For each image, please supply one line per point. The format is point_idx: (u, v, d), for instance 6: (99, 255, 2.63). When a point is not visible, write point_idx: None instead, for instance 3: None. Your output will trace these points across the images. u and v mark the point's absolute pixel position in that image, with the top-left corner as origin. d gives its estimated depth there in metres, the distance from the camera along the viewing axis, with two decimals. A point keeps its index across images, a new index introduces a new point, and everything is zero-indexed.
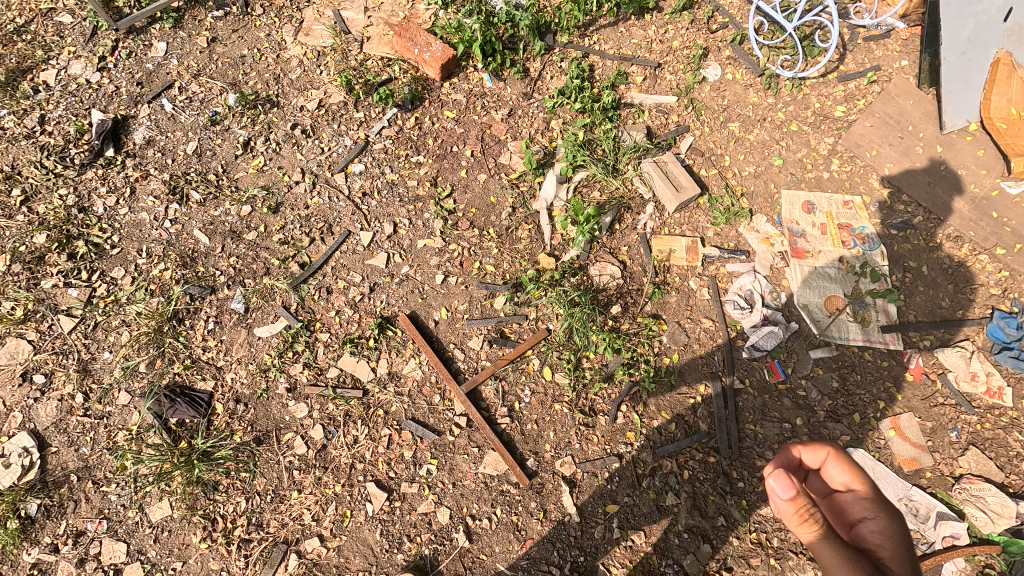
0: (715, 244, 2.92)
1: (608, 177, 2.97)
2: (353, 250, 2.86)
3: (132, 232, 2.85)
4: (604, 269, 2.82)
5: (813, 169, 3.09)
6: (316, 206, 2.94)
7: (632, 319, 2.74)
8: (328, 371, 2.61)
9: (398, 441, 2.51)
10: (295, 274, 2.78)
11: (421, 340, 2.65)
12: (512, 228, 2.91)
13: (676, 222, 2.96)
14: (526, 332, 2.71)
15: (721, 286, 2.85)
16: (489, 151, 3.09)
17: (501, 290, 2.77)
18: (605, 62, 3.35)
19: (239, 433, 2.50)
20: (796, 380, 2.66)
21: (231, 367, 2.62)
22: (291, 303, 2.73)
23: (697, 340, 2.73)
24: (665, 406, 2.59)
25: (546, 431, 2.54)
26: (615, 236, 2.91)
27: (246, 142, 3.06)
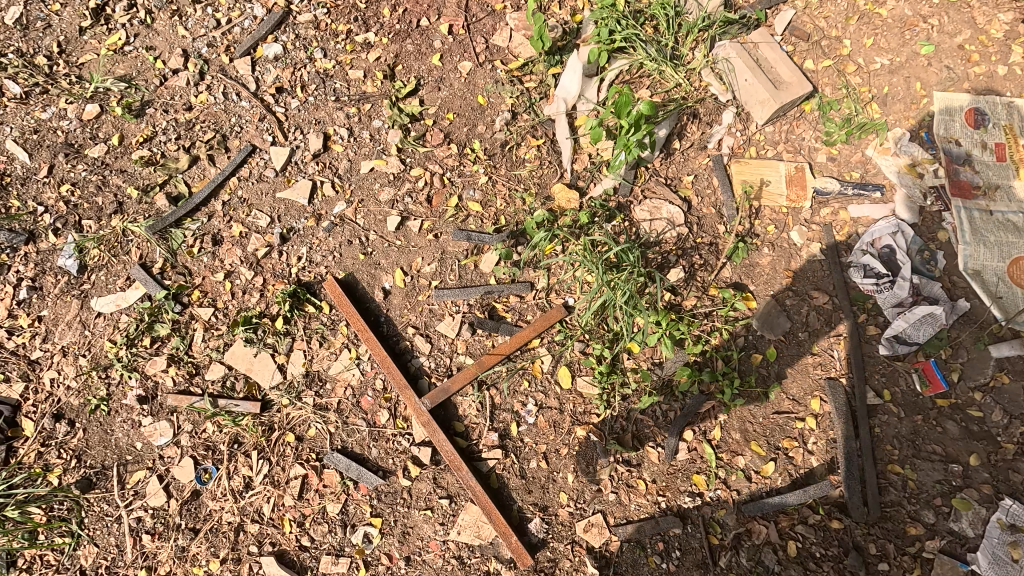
0: (830, 174, 1.86)
1: (664, 66, 1.87)
2: (258, 177, 1.80)
3: None
4: (656, 210, 1.77)
5: (982, 62, 1.87)
6: (204, 107, 1.88)
7: (701, 293, 1.70)
8: (206, 371, 1.60)
9: (317, 488, 1.52)
10: (161, 214, 1.74)
11: (357, 322, 1.62)
12: (511, 144, 1.85)
13: (768, 140, 1.89)
14: (530, 310, 1.68)
15: (841, 239, 1.78)
16: (477, 27, 1.97)
17: (491, 243, 1.72)
18: None
19: (58, 472, 1.53)
20: (966, 394, 1.60)
21: (52, 362, 1.61)
22: (153, 259, 1.70)
23: (805, 327, 1.69)
24: (756, 435, 1.57)
25: (561, 474, 1.55)
26: (674, 160, 1.85)
27: (98, 9, 1.96)
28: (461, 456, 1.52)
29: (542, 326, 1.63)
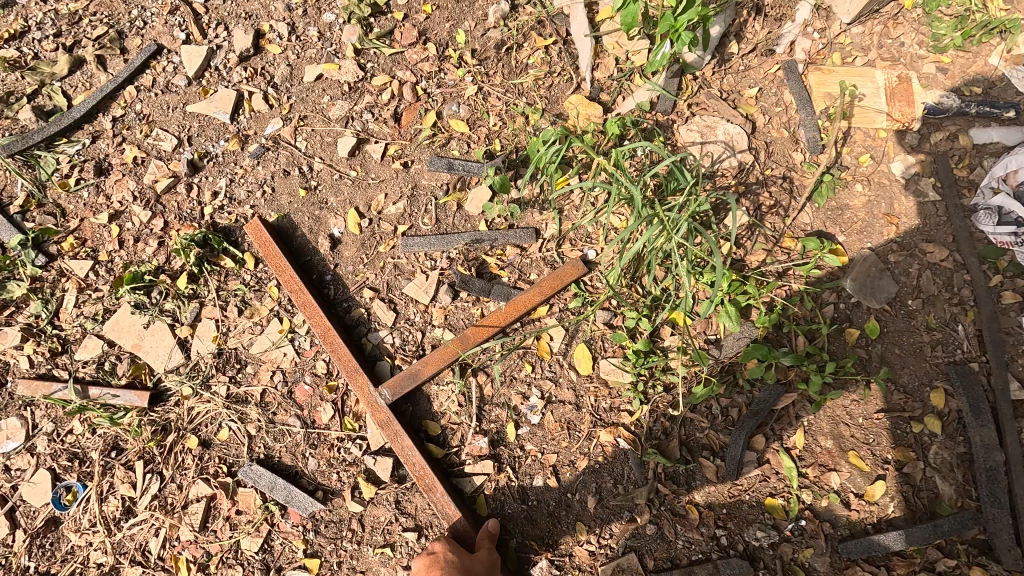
0: (944, 87, 1.36)
1: None
2: (163, 86, 1.32)
3: None
4: (709, 131, 1.29)
5: None
6: None
7: (771, 245, 1.23)
8: (77, 348, 1.13)
9: (227, 514, 1.05)
10: (27, 132, 1.26)
11: (292, 280, 1.14)
12: (510, 45, 1.36)
13: (856, 44, 1.40)
14: (535, 267, 1.21)
15: (961, 174, 1.30)
16: None
17: (480, 174, 1.25)
18: None
19: None
20: None
21: None
22: (14, 195, 1.23)
23: (918, 291, 1.21)
24: (854, 442, 1.11)
25: (578, 496, 1.09)
26: (730, 68, 1.36)
27: None
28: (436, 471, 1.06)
29: (553, 288, 1.16)
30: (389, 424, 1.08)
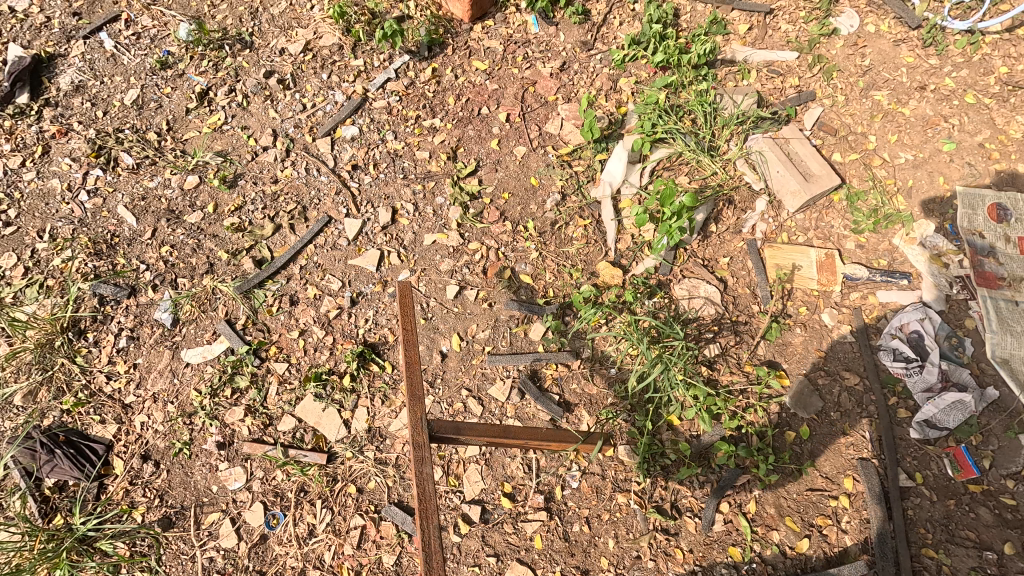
0: (859, 260, 1.98)
1: (701, 156, 2.06)
2: (332, 244, 2.01)
3: (36, 205, 2.07)
4: (695, 289, 1.91)
5: (1002, 159, 2.12)
6: (287, 181, 2.11)
7: (736, 369, 1.81)
8: (279, 422, 1.76)
9: (373, 538, 1.63)
10: (248, 275, 1.95)
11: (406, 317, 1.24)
12: (560, 223, 2.03)
13: (799, 226, 2.02)
14: (575, 380, 1.82)
15: (870, 322, 1.89)
16: (531, 116, 2.21)
17: (541, 312, 1.88)
18: (695, 5, 2.44)
19: (141, 509, 1.67)
20: (999, 482, 1.68)
21: (141, 407, 1.79)
22: (238, 316, 1.89)
23: (838, 406, 1.78)
24: (790, 510, 1.64)
25: (602, 539, 1.63)
26: (710, 242, 2.00)
27: (203, 94, 2.26)
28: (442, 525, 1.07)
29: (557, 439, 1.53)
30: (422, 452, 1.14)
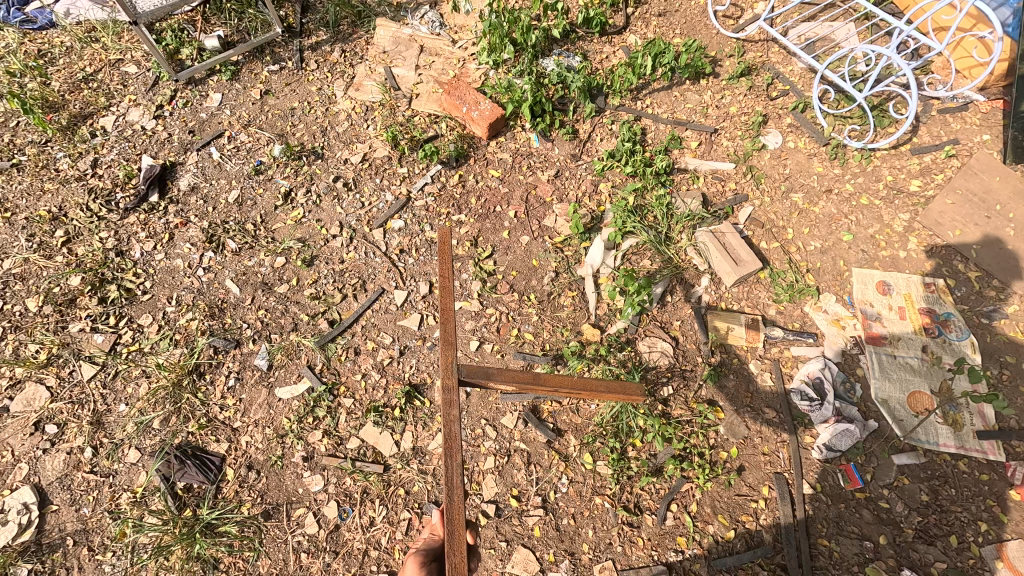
0: (778, 323, 2.65)
1: (660, 246, 2.76)
2: (385, 309, 2.70)
3: (165, 278, 2.78)
4: (654, 345, 2.58)
5: (888, 247, 2.82)
6: (351, 260, 2.82)
7: (684, 405, 2.45)
8: (347, 442, 2.39)
9: (418, 527, 2.24)
10: (323, 332, 2.63)
11: (445, 275, 1.52)
12: (554, 294, 2.72)
13: (733, 297, 2.71)
14: (565, 412, 2.46)
15: (786, 371, 2.54)
16: (533, 213, 2.95)
17: (540, 361, 2.55)
18: (658, 125, 3.20)
19: (248, 505, 2.28)
20: (877, 490, 2.29)
21: (246, 429, 2.43)
22: (316, 363, 2.56)
23: (760, 433, 2.40)
24: (722, 510, 2.25)
25: (585, 530, 2.24)
26: (666, 309, 2.68)
27: (287, 193, 3.01)
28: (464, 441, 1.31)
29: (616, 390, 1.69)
30: (452, 386, 1.42)
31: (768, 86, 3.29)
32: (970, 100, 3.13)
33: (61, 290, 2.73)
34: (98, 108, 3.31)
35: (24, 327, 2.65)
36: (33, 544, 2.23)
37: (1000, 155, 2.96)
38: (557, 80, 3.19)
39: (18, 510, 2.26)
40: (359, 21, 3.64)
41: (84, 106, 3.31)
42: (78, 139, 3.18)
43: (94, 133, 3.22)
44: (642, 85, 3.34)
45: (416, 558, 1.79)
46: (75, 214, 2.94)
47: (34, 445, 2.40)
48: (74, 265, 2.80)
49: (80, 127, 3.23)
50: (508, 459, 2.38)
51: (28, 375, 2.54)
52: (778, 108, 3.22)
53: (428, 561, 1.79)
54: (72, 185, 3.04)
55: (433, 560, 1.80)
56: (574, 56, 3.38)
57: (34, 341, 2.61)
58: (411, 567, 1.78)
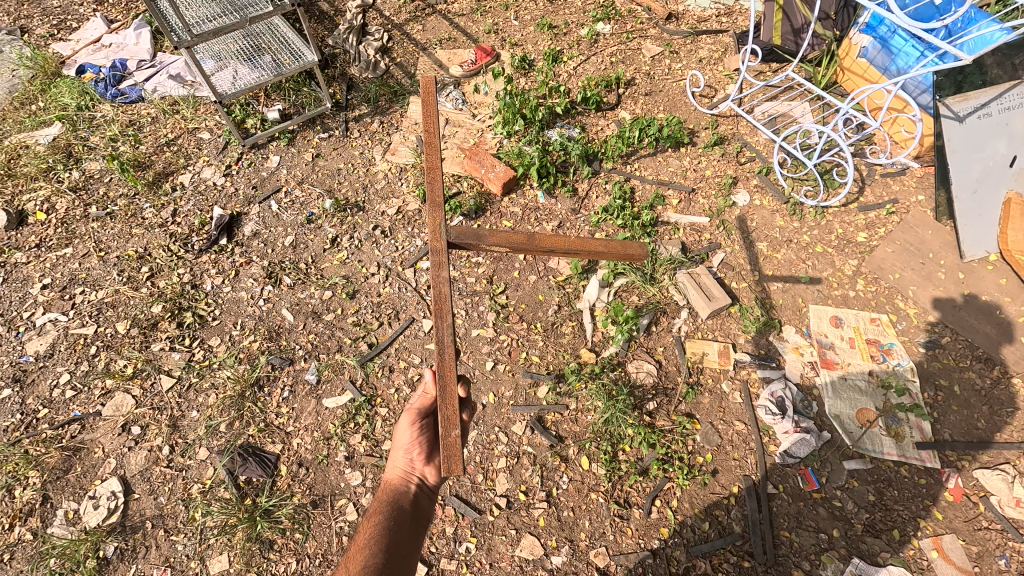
0: (746, 350, 3.14)
1: (645, 284, 3.29)
2: (415, 334, 3.22)
3: (231, 307, 3.33)
4: (641, 366, 3.07)
5: (839, 288, 3.35)
6: (386, 294, 3.36)
7: (666, 417, 2.91)
8: (383, 444, 2.85)
9: (441, 516, 2.70)
10: (363, 352, 3.14)
11: (432, 153, 1.66)
12: (557, 323, 3.24)
13: (708, 327, 3.21)
14: (565, 422, 2.93)
15: (753, 390, 3.00)
16: (540, 257, 3.51)
17: (545, 379, 3.05)
18: (645, 185, 3.80)
19: (299, 495, 2.72)
20: (831, 491, 2.70)
21: (298, 433, 2.90)
22: (357, 378, 3.05)
23: (731, 441, 2.84)
24: (698, 505, 2.67)
25: (582, 520, 2.65)
26: (652, 336, 3.18)
27: (333, 238, 3.60)
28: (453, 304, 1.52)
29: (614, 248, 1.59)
30: (441, 252, 1.57)
31: (737, 153, 3.92)
32: (906, 167, 3.75)
33: (145, 315, 3.28)
34: (178, 166, 3.96)
35: (114, 345, 3.18)
36: (118, 526, 2.65)
37: (933, 213, 3.52)
38: (560, 148, 3.83)
39: (107, 497, 2.71)
40: (395, 98, 4.35)
41: (166, 165, 3.97)
42: (161, 192, 3.82)
43: (174, 188, 3.86)
44: (632, 151, 3.96)
45: (411, 414, 1.96)
46: (158, 254, 3.53)
47: (121, 443, 2.87)
48: (157, 295, 3.36)
49: (163, 183, 3.88)
50: (518, 460, 2.84)
51: (117, 386, 3.05)
52: (746, 172, 3.83)
53: (422, 417, 1.97)
54: (155, 230, 3.65)
55: (427, 417, 1.99)
56: (574, 127, 4.04)
57: (122, 358, 3.13)
58: (406, 423, 1.95)
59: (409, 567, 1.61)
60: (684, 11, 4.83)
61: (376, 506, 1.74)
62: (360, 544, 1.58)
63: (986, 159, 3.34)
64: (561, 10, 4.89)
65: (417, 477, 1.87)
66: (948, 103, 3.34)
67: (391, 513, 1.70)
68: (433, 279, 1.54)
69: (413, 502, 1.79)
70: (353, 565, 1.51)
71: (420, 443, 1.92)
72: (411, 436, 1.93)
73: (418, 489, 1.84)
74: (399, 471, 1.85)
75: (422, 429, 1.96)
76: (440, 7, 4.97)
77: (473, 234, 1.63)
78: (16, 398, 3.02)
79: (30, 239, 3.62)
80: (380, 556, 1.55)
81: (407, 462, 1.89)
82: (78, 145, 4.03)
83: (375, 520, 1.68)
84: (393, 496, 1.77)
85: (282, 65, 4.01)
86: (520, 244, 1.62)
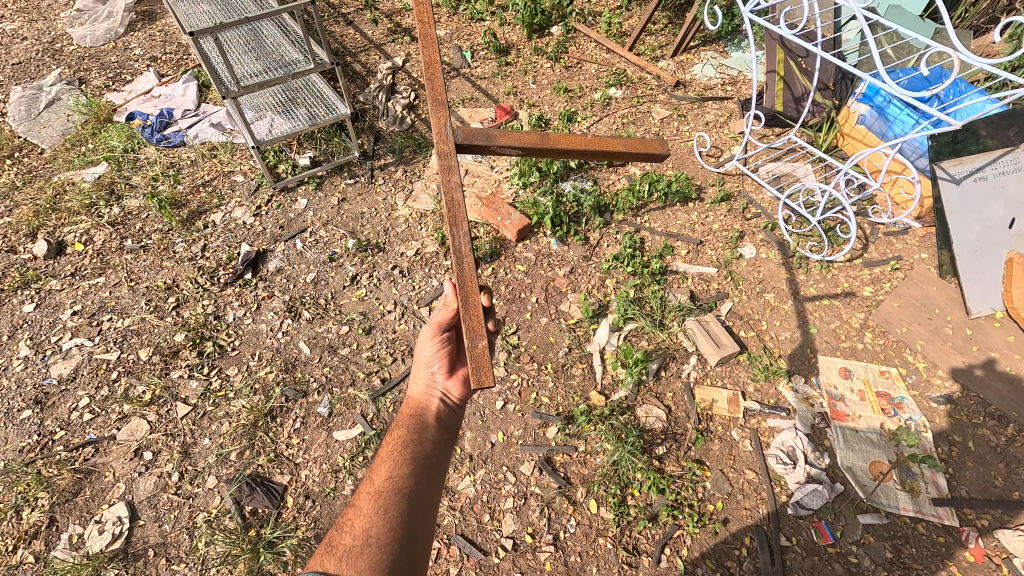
0: (755, 398, 3.14)
1: (655, 329, 3.36)
2: None
3: (251, 338, 3.44)
4: (650, 411, 3.08)
5: (847, 340, 3.39)
6: (402, 331, 3.46)
7: (676, 462, 2.90)
8: None
9: (445, 556, 2.66)
10: (375, 387, 3.20)
11: (432, 70, 1.85)
12: (567, 365, 3.29)
13: (717, 374, 3.23)
14: (574, 464, 2.92)
15: (764, 439, 2.99)
16: (552, 300, 3.61)
17: (554, 420, 3.07)
18: (654, 236, 3.94)
19: (303, 528, 2.71)
20: (847, 546, 2.63)
21: (306, 464, 2.92)
22: (368, 412, 3.10)
23: (742, 490, 2.81)
24: (708, 555, 2.61)
25: (590, 566, 2.59)
26: (661, 381, 3.21)
27: (353, 276, 3.74)
28: (464, 207, 1.67)
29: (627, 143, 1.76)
30: (448, 156, 1.70)
31: (743, 209, 4.09)
32: (908, 226, 3.88)
33: (167, 343, 3.39)
34: (211, 206, 4.19)
35: (135, 372, 3.26)
36: (120, 553, 2.63)
37: (938, 270, 3.62)
38: (573, 199, 4.02)
39: (113, 522, 2.71)
40: (418, 150, 4.63)
41: (201, 204, 4.20)
42: (194, 228, 4.03)
43: (205, 225, 4.07)
44: (642, 204, 4.14)
45: (433, 328, 2.05)
46: (185, 285, 3.68)
47: (132, 468, 2.90)
48: (180, 325, 3.48)
49: (196, 220, 4.09)
50: (525, 501, 2.81)
51: (134, 411, 3.11)
52: (753, 227, 3.98)
53: (443, 330, 2.05)
54: (185, 264, 3.82)
55: (448, 330, 2.07)
56: (586, 180, 4.25)
57: (142, 384, 3.21)
58: (429, 337, 2.05)
59: (439, 474, 1.72)
60: (691, 79, 5.17)
61: (400, 421, 1.85)
62: (384, 458, 1.68)
63: (983, 221, 3.46)
64: (576, 76, 5.26)
65: (439, 392, 1.97)
66: (945, 166, 3.53)
67: (415, 427, 1.80)
68: (444, 183, 1.68)
69: (437, 414, 1.89)
70: (378, 478, 1.60)
71: (442, 356, 2.03)
72: (433, 350, 2.04)
73: (441, 403, 1.94)
74: (422, 388, 1.96)
75: (444, 342, 2.05)
76: (463, 70, 5.37)
77: (481, 136, 1.76)
78: (35, 420, 3.09)
79: (66, 268, 3.81)
80: (404, 467, 1.64)
81: (429, 378, 2.01)
82: (120, 183, 4.30)
83: (398, 434, 1.78)
84: (416, 411, 1.87)
85: (317, 116, 4.31)
86: (532, 144, 1.77)
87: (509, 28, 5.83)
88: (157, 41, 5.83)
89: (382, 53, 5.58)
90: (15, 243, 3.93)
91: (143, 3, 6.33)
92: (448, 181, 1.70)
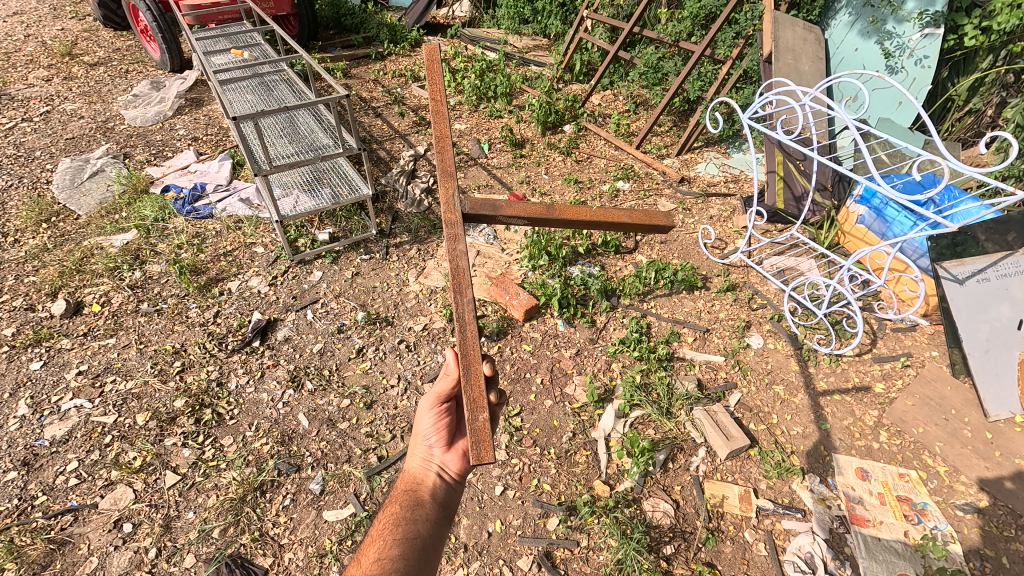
0: (768, 496, 2.99)
1: (661, 417, 3.27)
2: None
3: (250, 407, 3.39)
4: (658, 504, 2.93)
5: (861, 437, 3.27)
6: (403, 406, 3.41)
7: (685, 564, 2.70)
8: None
9: None
10: (371, 465, 3.10)
11: (440, 123, 1.75)
12: (571, 451, 3.19)
13: (727, 469, 3.09)
14: (575, 560, 2.73)
15: (779, 543, 2.79)
16: (556, 381, 3.58)
17: (555, 510, 2.91)
18: (660, 321, 3.96)
19: None
20: None
21: (291, 547, 2.75)
22: (361, 492, 2.98)
23: None
24: None
25: None
26: (669, 474, 3.08)
27: (359, 349, 3.76)
28: (470, 274, 1.62)
29: (633, 217, 1.71)
30: (454, 225, 1.64)
31: (749, 299, 4.14)
32: (915, 322, 3.91)
33: (166, 408, 3.35)
34: (229, 274, 4.32)
35: (128, 436, 3.20)
36: None
37: (951, 369, 3.57)
38: (580, 282, 4.10)
39: None
40: (433, 230, 4.81)
41: (220, 272, 4.33)
42: (209, 294, 4.13)
43: (221, 292, 4.17)
44: (649, 290, 4.20)
45: (432, 399, 1.98)
46: (193, 350, 3.71)
47: (108, 541, 2.75)
48: (181, 390, 3.46)
49: (213, 287, 4.20)
50: None
51: (121, 478, 3.01)
52: (759, 317, 4.00)
53: (443, 402, 1.98)
54: (196, 328, 3.88)
55: (448, 402, 1.99)
56: (594, 265, 4.35)
57: (134, 449, 3.14)
58: (428, 409, 1.98)
59: (431, 558, 1.66)
60: (695, 176, 5.46)
61: (394, 496, 1.79)
62: (374, 537, 1.64)
63: (992, 321, 3.43)
64: (586, 168, 5.59)
65: (436, 466, 1.90)
66: (946, 266, 3.52)
67: (409, 504, 1.74)
68: (449, 253, 1.61)
69: (433, 491, 1.82)
70: (367, 559, 1.56)
71: (440, 429, 1.97)
72: (432, 422, 1.97)
73: (437, 479, 1.87)
74: (419, 462, 1.90)
75: (442, 414, 1.99)
76: (481, 160, 5.73)
77: (488, 206, 1.70)
78: (19, 483, 2.99)
79: (79, 327, 3.88)
80: (393, 549, 1.59)
81: (426, 453, 1.94)
82: (146, 249, 4.48)
83: (392, 511, 1.73)
84: (411, 487, 1.81)
85: (340, 195, 4.55)
86: (539, 215, 1.69)
87: (524, 124, 6.30)
88: (200, 124, 6.35)
89: (406, 142, 6.01)
90: (35, 301, 4.04)
91: (192, 91, 6.96)
92: (454, 250, 1.63)
